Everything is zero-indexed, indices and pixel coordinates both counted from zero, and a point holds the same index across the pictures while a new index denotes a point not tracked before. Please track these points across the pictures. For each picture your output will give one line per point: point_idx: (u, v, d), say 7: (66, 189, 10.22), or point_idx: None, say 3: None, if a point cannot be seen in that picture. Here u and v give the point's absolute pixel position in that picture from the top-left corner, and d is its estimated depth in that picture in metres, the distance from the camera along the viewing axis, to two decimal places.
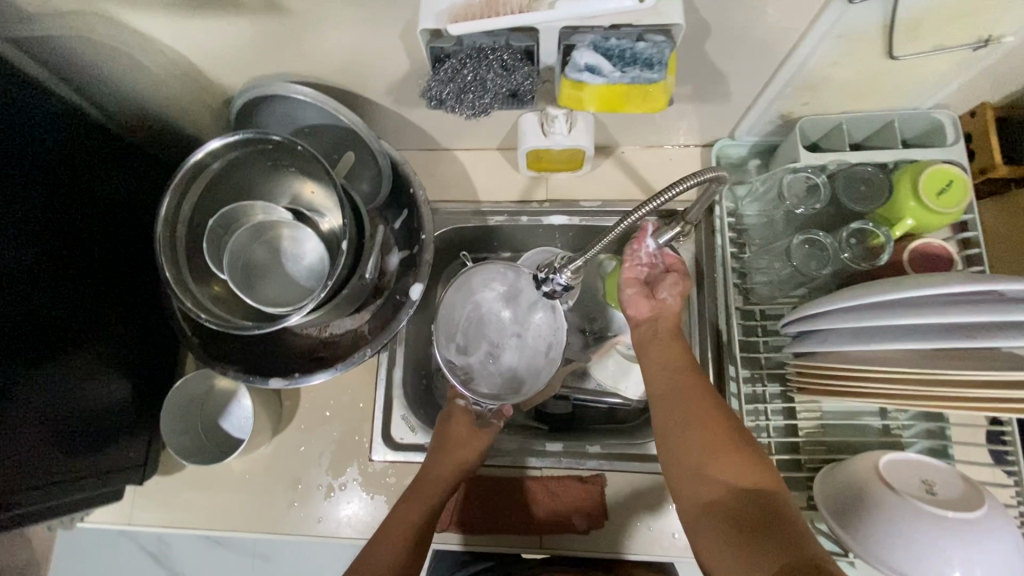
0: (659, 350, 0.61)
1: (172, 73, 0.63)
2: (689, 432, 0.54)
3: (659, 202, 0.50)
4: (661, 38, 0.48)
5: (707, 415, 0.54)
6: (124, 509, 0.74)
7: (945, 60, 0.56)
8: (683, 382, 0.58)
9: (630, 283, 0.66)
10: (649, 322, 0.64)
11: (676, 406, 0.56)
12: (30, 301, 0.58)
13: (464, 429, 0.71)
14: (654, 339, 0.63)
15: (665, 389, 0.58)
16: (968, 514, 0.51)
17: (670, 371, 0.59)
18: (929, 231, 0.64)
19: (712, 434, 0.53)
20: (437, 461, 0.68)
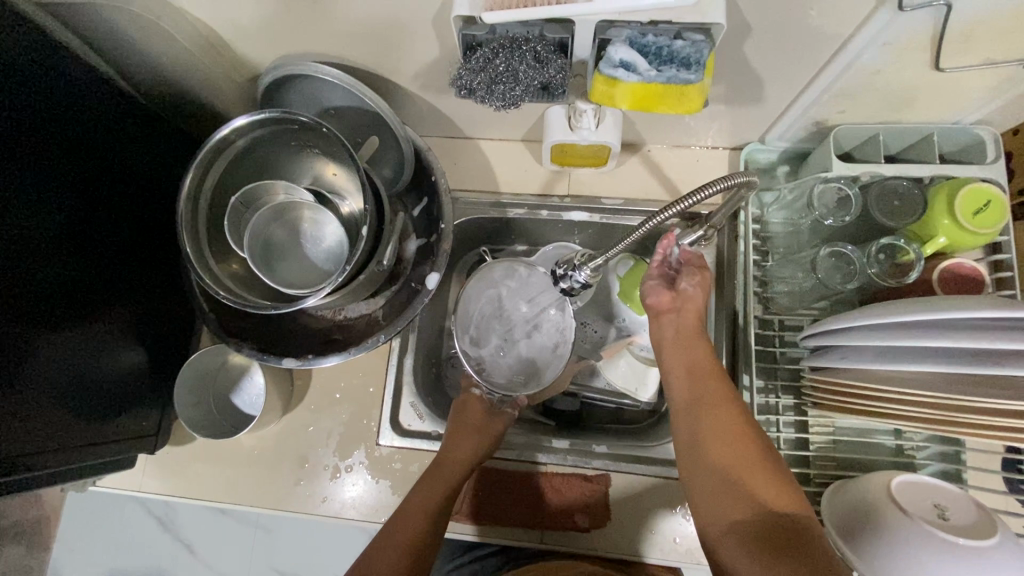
0: (683, 354, 0.61)
1: (202, 47, 0.62)
2: (716, 442, 0.53)
3: (688, 203, 0.50)
4: (700, 38, 0.47)
5: (734, 424, 0.54)
6: (135, 476, 0.76)
7: (995, 75, 0.54)
8: (708, 387, 0.57)
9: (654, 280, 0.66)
10: (673, 322, 0.64)
11: (701, 413, 0.56)
12: (48, 266, 0.59)
13: (481, 418, 0.71)
14: (678, 341, 0.62)
15: (689, 395, 0.58)
16: (979, 543, 0.50)
17: (694, 376, 0.59)
18: (962, 250, 0.62)
19: (739, 445, 0.53)
20: (451, 448, 0.68)
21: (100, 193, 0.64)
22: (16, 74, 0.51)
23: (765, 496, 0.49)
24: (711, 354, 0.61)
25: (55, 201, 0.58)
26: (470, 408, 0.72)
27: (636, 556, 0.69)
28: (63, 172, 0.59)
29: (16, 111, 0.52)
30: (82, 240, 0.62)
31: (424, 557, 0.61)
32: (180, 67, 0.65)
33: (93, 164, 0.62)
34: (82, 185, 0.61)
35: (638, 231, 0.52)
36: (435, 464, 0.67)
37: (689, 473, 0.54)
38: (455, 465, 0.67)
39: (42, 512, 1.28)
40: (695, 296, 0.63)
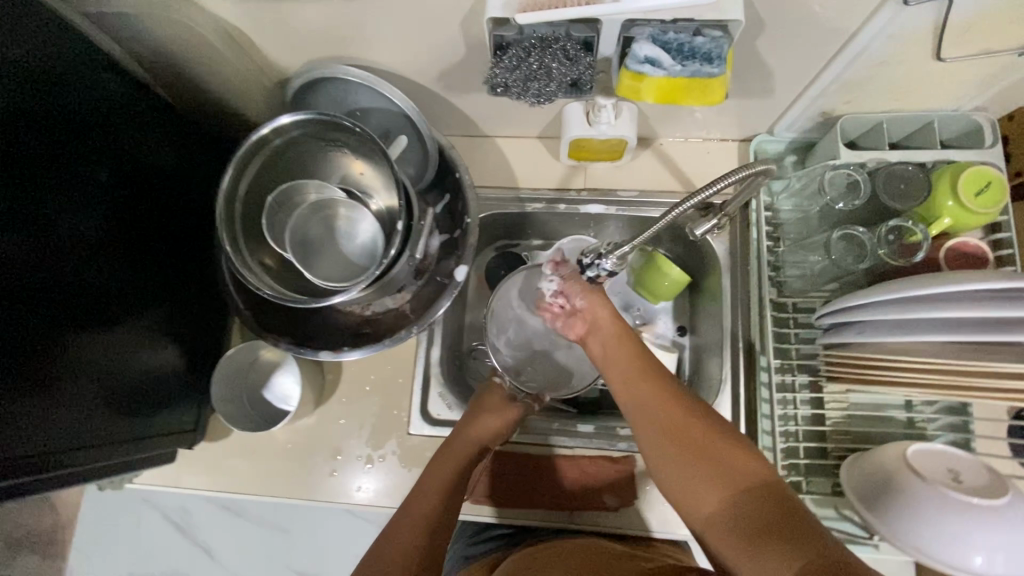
0: (616, 361, 0.59)
1: (237, 53, 0.65)
2: (670, 448, 0.52)
3: (705, 194, 0.53)
4: (719, 34, 0.50)
5: (679, 424, 0.52)
6: (172, 472, 0.78)
7: (992, 63, 0.57)
8: (646, 391, 0.55)
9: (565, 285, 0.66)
10: (602, 332, 0.62)
11: (646, 420, 0.54)
12: (94, 266, 0.61)
13: (491, 407, 0.72)
14: (608, 346, 0.61)
15: (633, 405, 0.56)
16: (993, 501, 0.54)
17: (635, 383, 0.57)
18: (965, 230, 0.65)
19: (695, 444, 0.51)
20: (465, 434, 0.69)
21: (139, 196, 0.67)
22: (58, 82, 0.54)
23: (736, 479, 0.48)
24: (641, 352, 0.59)
25: (99, 203, 0.61)
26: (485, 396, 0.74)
27: (660, 533, 0.72)
28: (105, 175, 0.61)
29: (59, 117, 0.55)
30: (123, 241, 0.65)
31: (444, 529, 0.61)
32: (213, 74, 0.68)
33: (132, 167, 0.65)
34: (123, 188, 0.64)
35: (659, 223, 0.56)
36: (447, 448, 0.68)
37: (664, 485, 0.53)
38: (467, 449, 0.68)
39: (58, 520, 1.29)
40: (594, 300, 0.63)
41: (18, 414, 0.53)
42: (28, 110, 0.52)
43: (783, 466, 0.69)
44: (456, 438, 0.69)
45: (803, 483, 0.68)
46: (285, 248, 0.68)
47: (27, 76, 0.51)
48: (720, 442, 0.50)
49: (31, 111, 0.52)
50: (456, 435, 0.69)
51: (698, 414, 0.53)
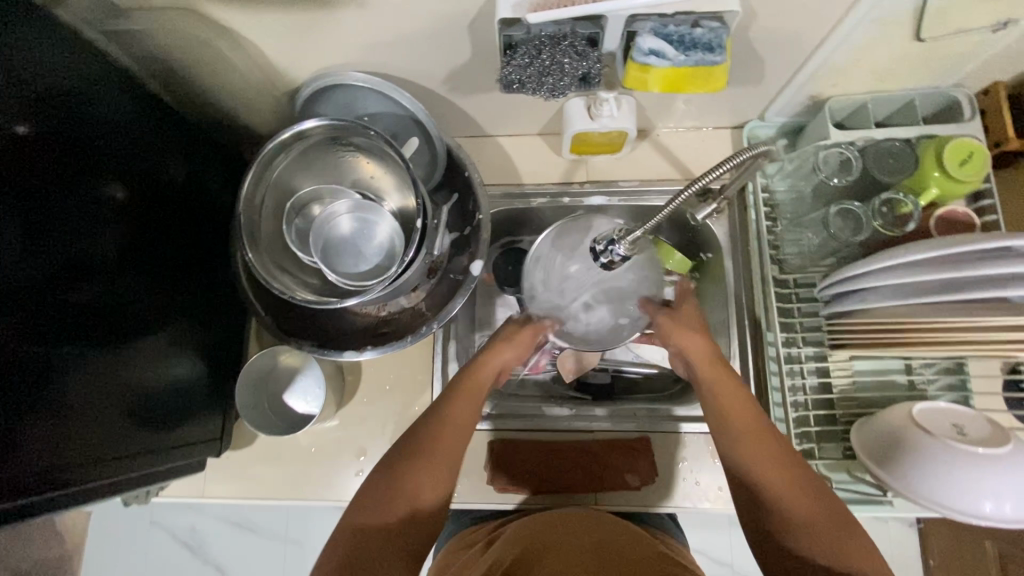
0: (732, 401, 0.61)
1: (248, 64, 0.67)
2: (787, 509, 0.52)
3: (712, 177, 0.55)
4: (716, 25, 0.53)
5: (797, 484, 0.53)
6: (199, 482, 0.79)
7: (968, 41, 0.61)
8: (766, 443, 0.57)
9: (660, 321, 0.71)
10: (716, 372, 0.64)
11: (761, 474, 0.55)
12: (118, 280, 0.62)
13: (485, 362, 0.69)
14: (718, 383, 0.63)
15: (749, 453, 0.57)
16: (996, 450, 0.57)
17: (753, 432, 0.58)
18: (952, 199, 0.69)
19: (812, 508, 0.52)
20: (457, 396, 0.64)
21: (155, 209, 0.67)
22: (74, 101, 0.55)
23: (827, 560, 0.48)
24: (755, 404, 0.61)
25: (119, 218, 0.62)
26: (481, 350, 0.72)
27: (680, 507, 0.75)
28: (124, 190, 0.63)
29: (76, 135, 0.56)
30: (143, 254, 0.66)
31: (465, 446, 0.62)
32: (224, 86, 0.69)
33: (148, 181, 0.66)
34: (140, 202, 0.65)
35: (664, 211, 0.57)
36: (437, 403, 0.64)
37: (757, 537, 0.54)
38: (466, 410, 0.63)
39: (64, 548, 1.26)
40: (704, 342, 0.66)
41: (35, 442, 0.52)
42: (46, 127, 0.53)
43: (795, 434, 0.72)
44: (445, 394, 0.65)
45: (815, 449, 0.71)
46: (312, 256, 0.71)
47: (44, 95, 0.52)
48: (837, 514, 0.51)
49: (49, 128, 0.53)
50: (443, 395, 0.65)
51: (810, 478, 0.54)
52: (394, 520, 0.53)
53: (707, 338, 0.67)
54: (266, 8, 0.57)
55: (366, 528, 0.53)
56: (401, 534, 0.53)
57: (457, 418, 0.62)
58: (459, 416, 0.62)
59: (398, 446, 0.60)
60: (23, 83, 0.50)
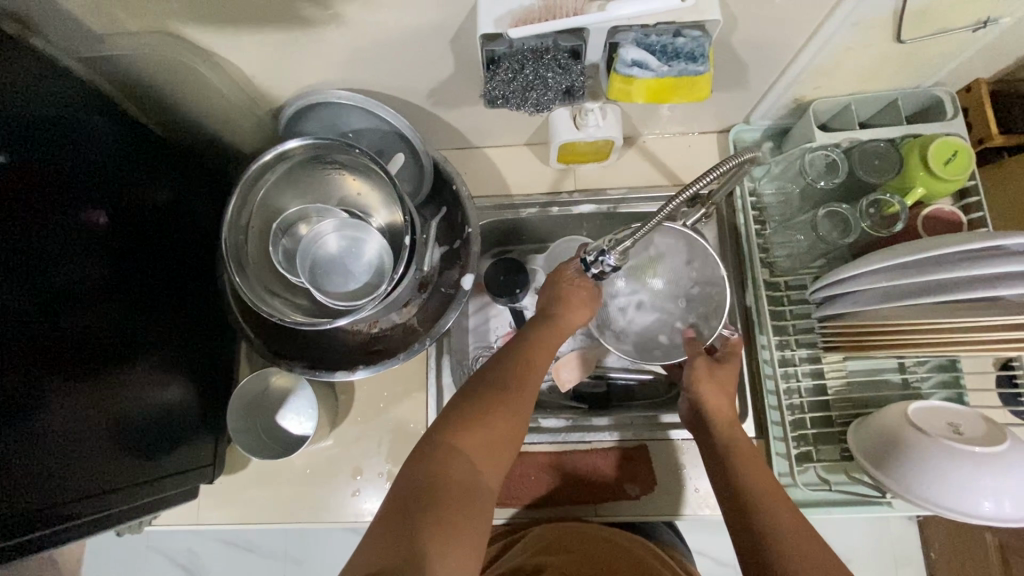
0: (744, 451, 0.60)
1: (228, 84, 0.66)
2: (788, 548, 0.49)
3: (698, 187, 0.54)
4: (698, 34, 0.53)
5: (800, 526, 0.51)
6: (192, 509, 0.78)
7: (949, 40, 0.62)
8: (771, 488, 0.55)
9: (698, 368, 0.68)
10: (732, 428, 0.63)
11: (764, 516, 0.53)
12: (101, 309, 0.61)
13: (567, 308, 0.67)
14: (732, 437, 0.62)
15: (754, 495, 0.55)
16: (993, 448, 0.57)
17: (758, 477, 0.57)
18: (938, 198, 0.70)
19: (815, 547, 0.49)
20: (535, 343, 0.64)
21: (138, 236, 0.66)
22: (50, 130, 0.54)
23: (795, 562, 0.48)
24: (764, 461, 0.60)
25: (101, 246, 0.61)
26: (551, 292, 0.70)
27: (680, 515, 0.74)
28: (104, 217, 0.61)
29: (54, 163, 0.55)
30: (126, 281, 0.64)
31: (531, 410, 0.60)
32: (204, 105, 0.68)
33: (129, 207, 0.65)
34: (122, 228, 0.64)
35: (650, 224, 0.56)
36: (512, 347, 0.64)
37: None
38: (541, 361, 0.63)
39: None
40: (720, 397, 0.66)
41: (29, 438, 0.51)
42: (23, 155, 0.52)
43: (792, 437, 0.72)
44: (522, 338, 0.65)
45: (812, 451, 0.72)
46: (300, 277, 0.70)
47: (19, 124, 0.51)
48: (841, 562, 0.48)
49: (23, 158, 0.52)
50: (518, 340, 0.65)
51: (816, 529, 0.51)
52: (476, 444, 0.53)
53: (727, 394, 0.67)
54: (244, 29, 0.57)
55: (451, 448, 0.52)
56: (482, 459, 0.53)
57: (533, 362, 0.62)
58: (537, 365, 0.62)
59: (479, 379, 0.60)
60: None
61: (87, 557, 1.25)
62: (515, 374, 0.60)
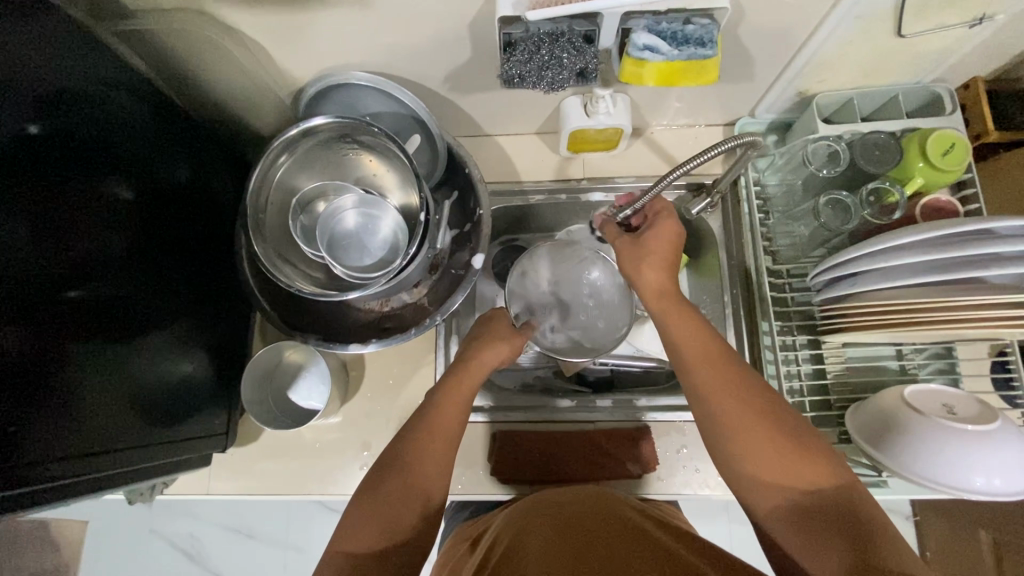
0: (689, 336, 0.61)
1: (253, 62, 0.68)
2: (741, 438, 0.54)
3: (693, 164, 0.60)
4: (707, 21, 0.56)
5: (751, 409, 0.55)
6: (203, 479, 0.80)
7: (947, 36, 0.64)
8: (718, 375, 0.58)
9: (622, 248, 0.70)
10: (669, 306, 0.64)
11: (716, 408, 0.56)
12: (127, 271, 0.63)
13: (471, 364, 0.68)
14: (673, 321, 0.63)
15: (704, 389, 0.58)
16: (985, 427, 0.59)
17: (705, 364, 0.59)
18: (937, 188, 0.72)
19: (770, 450, 0.52)
20: (436, 413, 0.62)
21: (159, 210, 0.68)
22: (86, 98, 0.56)
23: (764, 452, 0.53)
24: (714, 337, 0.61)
25: (127, 211, 0.63)
26: (467, 351, 0.70)
27: (681, 494, 0.76)
28: (131, 184, 0.64)
29: (82, 134, 0.57)
30: (150, 248, 0.66)
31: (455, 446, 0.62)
32: (228, 82, 0.71)
33: (154, 176, 0.67)
34: (147, 197, 0.66)
35: (651, 190, 0.65)
36: (414, 427, 0.61)
37: (725, 473, 0.56)
38: (447, 428, 0.62)
39: (61, 561, 1.24)
40: (659, 273, 0.66)
41: (74, 396, 0.55)
42: (59, 120, 0.54)
43: None
44: (423, 412, 0.63)
45: None
46: (317, 250, 0.73)
47: (53, 94, 0.53)
48: (796, 430, 0.53)
49: (56, 123, 0.54)
50: (420, 413, 0.63)
51: (770, 396, 0.56)
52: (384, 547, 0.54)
53: (665, 264, 0.66)
54: (272, 10, 0.59)
55: (355, 563, 0.52)
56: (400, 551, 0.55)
57: (439, 434, 0.61)
58: (439, 435, 0.61)
59: (374, 478, 0.58)
60: (31, 84, 0.51)
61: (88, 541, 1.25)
62: (423, 460, 0.59)
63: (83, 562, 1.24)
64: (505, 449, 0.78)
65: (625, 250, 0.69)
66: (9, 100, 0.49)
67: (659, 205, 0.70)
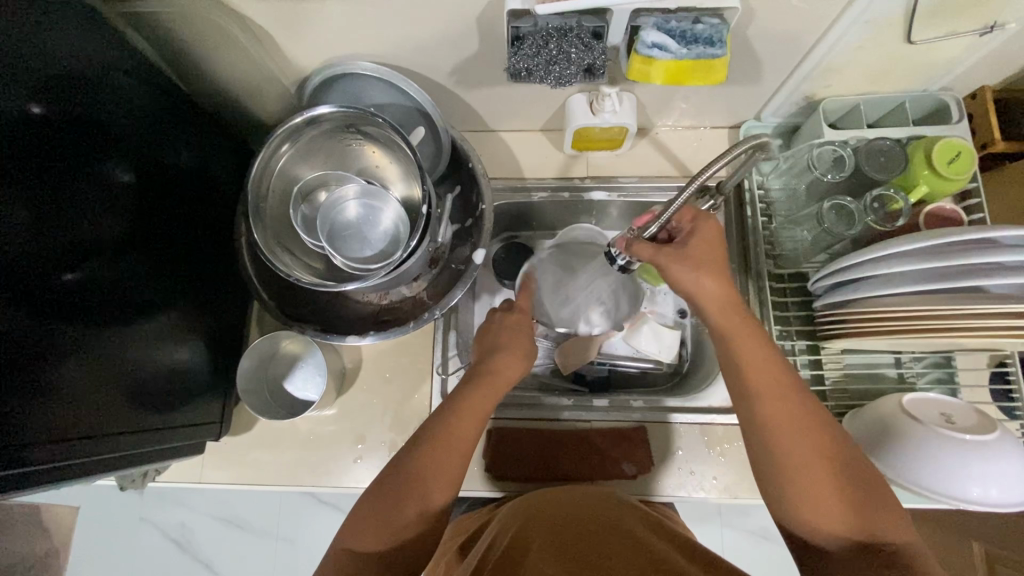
0: (753, 359, 0.58)
1: (257, 48, 0.68)
2: (793, 466, 0.54)
3: (704, 179, 0.56)
4: (717, 21, 0.56)
5: (812, 446, 0.54)
6: (195, 468, 0.80)
7: (956, 44, 0.64)
8: (784, 405, 0.56)
9: (665, 263, 0.61)
10: (732, 323, 0.60)
11: (776, 440, 0.55)
12: (128, 256, 0.62)
13: (492, 373, 0.67)
14: (733, 339, 0.59)
15: (764, 417, 0.56)
16: (982, 437, 0.59)
17: (769, 390, 0.57)
18: (940, 197, 0.72)
19: (820, 482, 0.53)
20: (452, 423, 0.61)
21: (160, 194, 0.67)
22: (88, 80, 0.56)
23: (814, 483, 0.53)
24: (779, 360, 0.58)
25: (130, 195, 0.62)
26: (485, 362, 0.69)
27: (675, 496, 0.76)
28: (134, 168, 0.63)
29: (84, 116, 0.56)
30: (150, 233, 0.66)
31: (467, 455, 0.62)
32: (232, 67, 0.70)
33: (156, 161, 0.66)
34: (150, 181, 0.65)
35: (670, 210, 0.59)
36: (428, 436, 0.60)
37: (767, 496, 0.57)
38: (464, 437, 0.61)
39: (50, 546, 1.23)
40: (716, 284, 0.61)
41: (72, 380, 0.55)
42: (61, 100, 0.53)
43: None
44: (438, 420, 0.62)
45: None
46: (317, 240, 0.73)
47: (55, 74, 0.52)
48: (854, 472, 0.53)
49: (59, 104, 0.53)
50: (436, 419, 0.62)
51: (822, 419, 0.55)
52: (385, 548, 0.55)
53: (719, 276, 0.61)
54: None
55: (362, 561, 0.54)
56: (401, 552, 0.55)
57: (453, 445, 0.60)
58: (456, 446, 0.60)
59: (382, 481, 0.58)
60: (33, 63, 0.50)
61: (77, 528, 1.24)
62: (435, 470, 0.58)
63: (72, 549, 1.24)
64: (500, 447, 0.78)
65: (671, 262, 0.61)
66: (11, 78, 0.48)
67: (688, 214, 0.64)
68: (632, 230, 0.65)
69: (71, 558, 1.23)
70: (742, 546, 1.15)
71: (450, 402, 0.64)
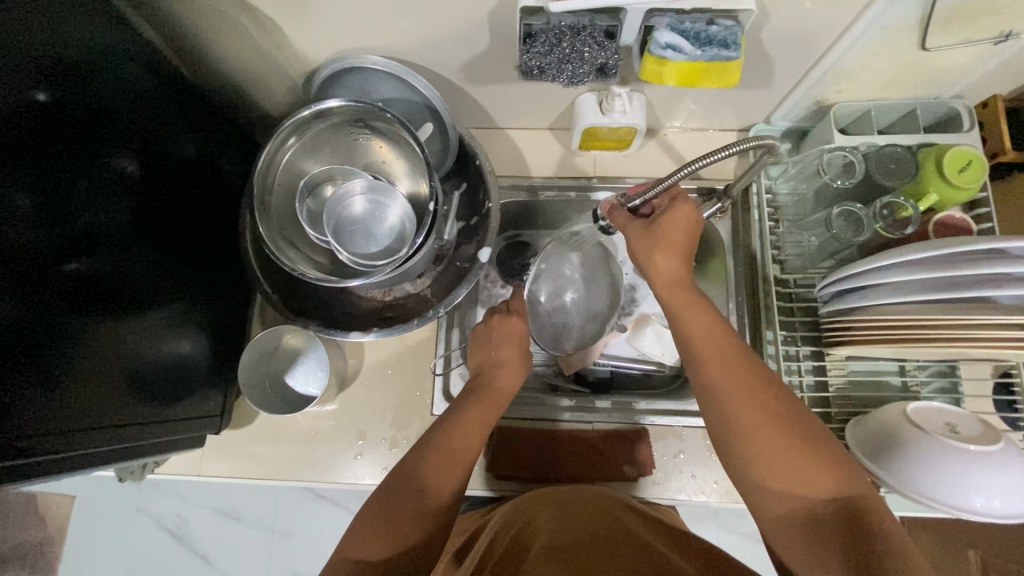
0: (704, 334, 0.58)
1: (265, 38, 0.67)
2: (751, 438, 0.52)
3: (702, 163, 0.56)
4: (731, 23, 0.56)
5: (768, 413, 0.53)
6: (194, 461, 0.79)
7: (970, 52, 0.63)
8: (733, 374, 0.55)
9: (633, 236, 0.64)
10: (680, 299, 0.62)
11: (733, 411, 0.54)
12: (128, 247, 0.61)
13: (494, 383, 0.69)
14: (682, 313, 0.61)
15: (722, 394, 0.55)
16: (987, 447, 0.59)
17: (722, 365, 0.56)
18: (952, 205, 0.72)
19: (779, 453, 0.51)
20: (454, 432, 0.63)
21: (163, 184, 0.66)
22: (94, 67, 0.55)
23: (771, 454, 0.51)
24: (728, 334, 0.59)
25: (133, 184, 0.62)
26: (485, 376, 0.71)
27: (675, 499, 0.75)
28: (139, 158, 0.62)
29: (87, 103, 0.55)
30: (154, 223, 0.65)
31: (472, 461, 0.62)
32: (238, 57, 0.70)
33: (162, 150, 0.66)
34: (154, 171, 0.65)
35: (656, 187, 0.61)
36: (432, 445, 0.61)
37: (734, 478, 0.54)
38: (467, 441, 0.62)
39: (46, 534, 1.23)
40: (668, 260, 0.62)
41: (69, 368, 0.54)
42: (67, 88, 0.52)
43: None
44: (443, 426, 0.63)
45: None
46: (322, 234, 0.72)
47: (58, 62, 0.51)
48: (814, 437, 0.52)
49: (66, 93, 0.52)
50: (438, 427, 0.64)
51: (781, 393, 0.55)
52: (391, 556, 0.53)
53: (675, 253, 0.63)
54: None
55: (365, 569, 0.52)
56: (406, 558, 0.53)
57: (456, 452, 0.61)
58: (460, 449, 0.61)
59: (388, 486, 0.58)
60: (36, 49, 0.49)
61: (72, 516, 1.24)
62: (436, 474, 0.59)
63: (68, 536, 1.23)
64: (502, 446, 0.78)
65: (637, 236, 0.64)
66: (18, 65, 0.47)
67: (670, 192, 0.65)
68: (622, 195, 0.68)
69: (66, 545, 1.23)
70: (739, 552, 1.15)
71: (449, 412, 0.66)
